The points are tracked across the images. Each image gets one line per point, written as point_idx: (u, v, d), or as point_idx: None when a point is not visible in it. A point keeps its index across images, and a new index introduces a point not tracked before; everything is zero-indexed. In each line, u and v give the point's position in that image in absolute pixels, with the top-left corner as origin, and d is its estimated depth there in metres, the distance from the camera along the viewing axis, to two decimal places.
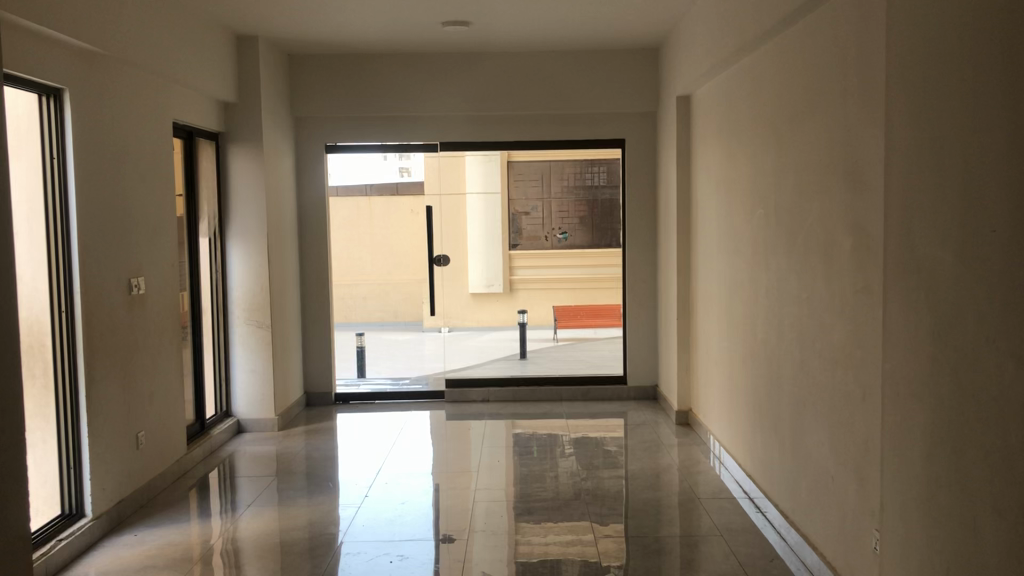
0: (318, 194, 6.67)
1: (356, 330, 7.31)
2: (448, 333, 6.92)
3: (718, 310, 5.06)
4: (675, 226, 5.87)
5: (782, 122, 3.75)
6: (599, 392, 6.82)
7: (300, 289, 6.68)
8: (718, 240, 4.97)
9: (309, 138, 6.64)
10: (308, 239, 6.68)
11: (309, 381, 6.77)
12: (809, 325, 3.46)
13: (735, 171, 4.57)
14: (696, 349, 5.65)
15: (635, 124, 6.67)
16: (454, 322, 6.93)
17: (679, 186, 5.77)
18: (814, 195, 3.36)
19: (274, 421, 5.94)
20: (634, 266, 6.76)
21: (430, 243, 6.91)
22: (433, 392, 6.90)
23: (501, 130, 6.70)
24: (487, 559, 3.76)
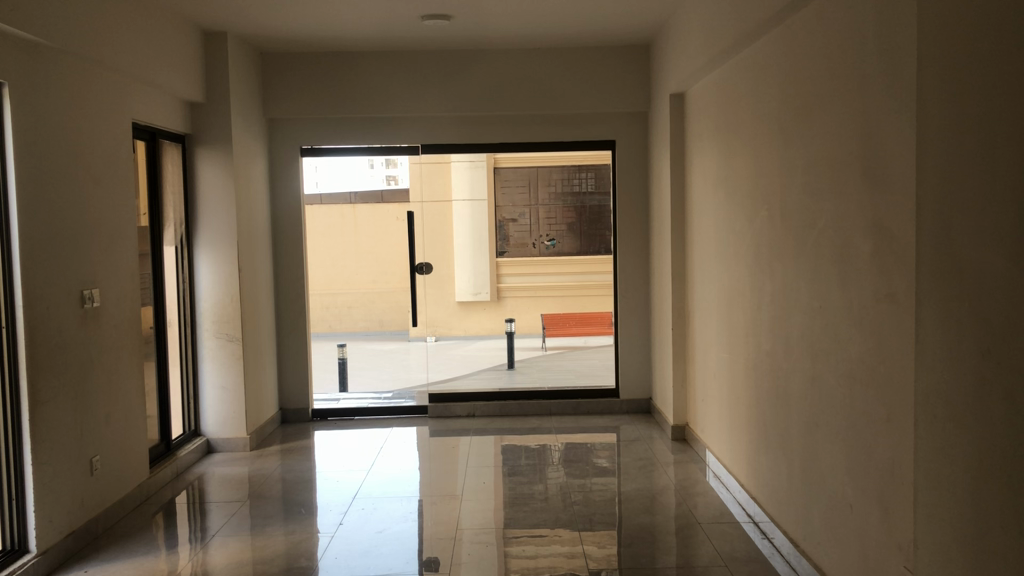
0: (293, 200, 6.35)
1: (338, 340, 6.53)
2: (434, 343, 6.58)
3: (716, 319, 4.76)
4: (669, 232, 5.58)
5: (788, 116, 3.46)
6: (590, 405, 6.52)
7: (274, 300, 6.35)
8: (717, 245, 4.67)
9: (284, 141, 6.33)
10: (283, 246, 6.36)
11: (285, 397, 6.44)
12: (822, 337, 3.16)
13: (735, 171, 4.27)
14: (692, 361, 5.35)
15: (625, 125, 6.38)
16: (439, 330, 6.59)
17: (673, 188, 5.48)
18: (827, 194, 3.06)
19: (246, 440, 5.60)
20: (626, 274, 6.47)
21: (412, 251, 6.55)
22: (417, 408, 6.58)
23: (486, 132, 6.39)
24: None
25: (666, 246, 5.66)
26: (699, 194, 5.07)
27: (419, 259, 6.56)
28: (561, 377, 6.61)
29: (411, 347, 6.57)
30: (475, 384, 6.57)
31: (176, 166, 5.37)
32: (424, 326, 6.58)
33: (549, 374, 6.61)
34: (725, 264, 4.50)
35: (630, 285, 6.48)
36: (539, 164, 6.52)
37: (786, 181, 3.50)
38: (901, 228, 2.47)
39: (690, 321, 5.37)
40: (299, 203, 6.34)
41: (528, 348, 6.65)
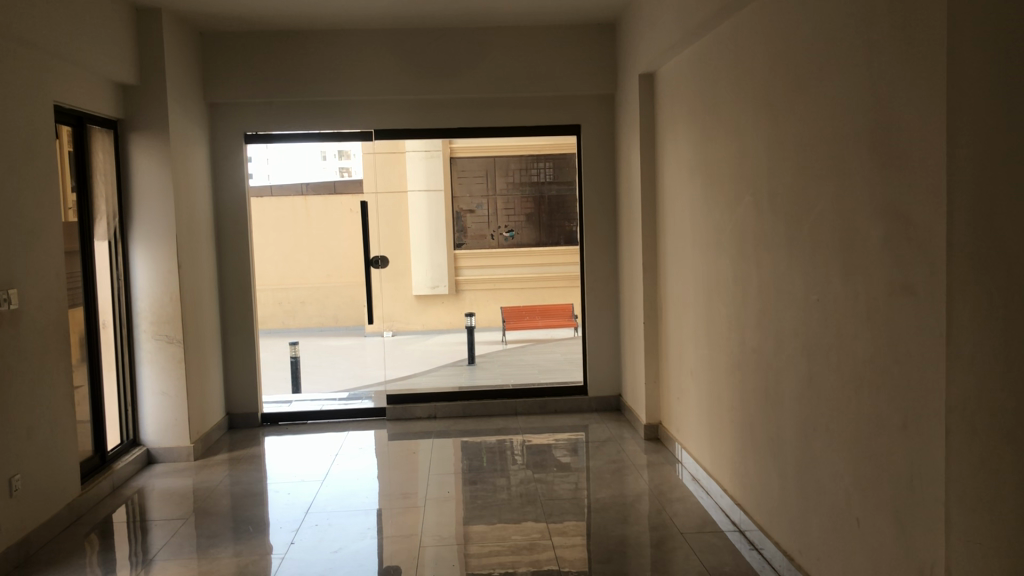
0: (237, 190, 5.94)
1: (293, 338, 6.43)
2: (392, 338, 6.22)
3: (692, 312, 4.48)
4: (639, 220, 5.28)
5: (779, 90, 3.16)
6: (556, 404, 6.20)
7: (219, 297, 5.94)
8: (692, 233, 4.38)
9: (227, 127, 5.91)
10: (227, 240, 5.95)
11: (232, 400, 6.03)
12: (823, 332, 2.87)
13: (715, 152, 3.97)
14: (666, 357, 5.06)
15: (591, 109, 6.08)
16: (397, 325, 6.24)
17: (643, 174, 5.18)
18: (827, 174, 2.77)
19: (189, 449, 5.20)
20: (592, 265, 6.16)
21: (367, 242, 6.17)
22: (374, 410, 6.21)
23: (443, 117, 6.04)
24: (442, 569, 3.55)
25: (636, 236, 5.37)
26: (671, 180, 4.78)
27: (374, 252, 6.18)
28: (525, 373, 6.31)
29: (367, 343, 6.28)
30: (435, 384, 6.23)
31: (107, 154, 4.93)
32: (380, 321, 6.24)
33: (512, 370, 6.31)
34: (703, 254, 4.21)
35: (597, 276, 6.17)
36: (495, 154, 6.23)
37: (776, 162, 3.20)
38: (924, 210, 2.18)
39: (663, 314, 5.08)
40: (244, 194, 5.94)
41: (488, 342, 6.37)
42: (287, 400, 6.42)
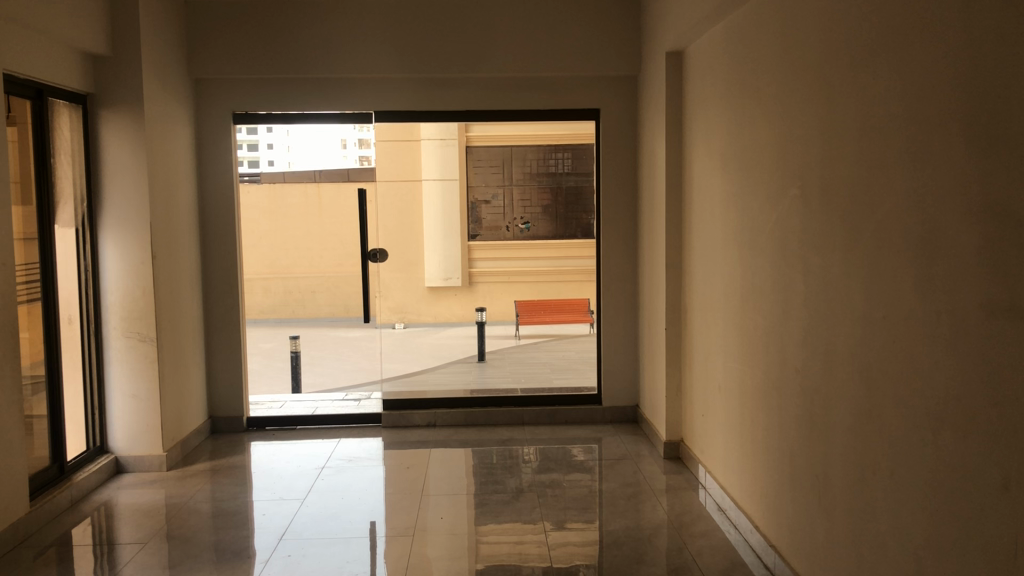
0: (225, 174, 5.46)
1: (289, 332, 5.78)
2: (403, 329, 5.69)
3: (721, 320, 3.97)
4: (662, 216, 4.75)
5: (841, 62, 2.62)
6: (567, 413, 5.69)
7: (203, 290, 5.47)
8: (725, 231, 3.87)
9: (214, 106, 5.44)
10: (212, 228, 5.48)
11: (215, 402, 5.56)
12: (889, 357, 2.35)
13: (755, 139, 3.44)
14: (690, 369, 4.54)
15: (612, 92, 5.54)
16: (408, 316, 5.69)
17: (669, 164, 4.65)
18: (904, 164, 2.24)
19: (162, 457, 4.73)
20: (609, 263, 5.63)
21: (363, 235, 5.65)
22: (370, 415, 5.71)
23: (450, 98, 5.53)
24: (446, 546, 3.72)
25: (659, 233, 4.84)
26: (701, 171, 4.25)
27: (372, 245, 5.67)
28: (537, 373, 5.80)
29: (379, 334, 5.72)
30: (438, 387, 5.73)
31: (74, 131, 4.46)
32: (390, 312, 5.69)
33: (523, 371, 5.81)
34: (736, 256, 3.69)
35: (613, 275, 5.66)
36: (514, 142, 5.64)
37: (836, 148, 2.67)
38: None
39: (688, 322, 4.55)
40: (231, 178, 5.46)
41: (502, 339, 5.77)
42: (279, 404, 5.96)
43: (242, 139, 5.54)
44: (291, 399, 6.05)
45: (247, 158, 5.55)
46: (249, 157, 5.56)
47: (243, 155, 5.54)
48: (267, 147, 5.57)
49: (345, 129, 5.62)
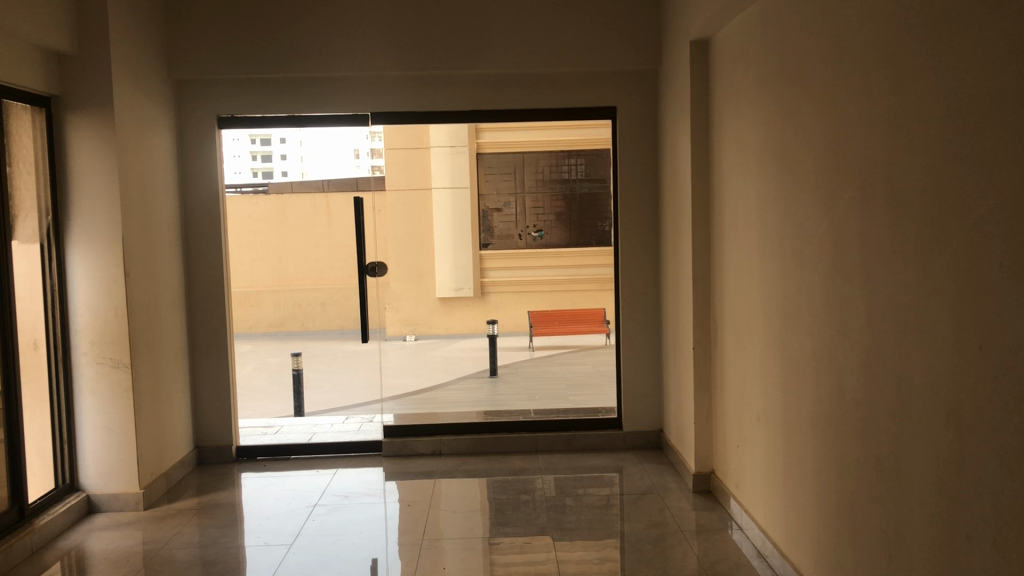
0: (211, 183, 5.03)
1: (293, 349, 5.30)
2: (415, 341, 5.62)
3: (760, 340, 3.50)
4: (688, 224, 4.29)
5: (918, 34, 2.15)
6: (584, 440, 5.14)
7: (187, 309, 5.04)
8: (763, 238, 3.40)
9: (198, 109, 5.02)
10: (198, 241, 5.05)
11: (202, 431, 5.12)
12: (993, 399, 1.88)
13: (801, 133, 2.96)
14: (722, 393, 4.07)
15: (629, 88, 5.08)
16: (420, 328, 5.63)
17: (695, 165, 4.19)
18: (1013, 153, 1.77)
19: (138, 495, 4.29)
20: (630, 276, 5.09)
21: (362, 249, 5.27)
22: (369, 444, 5.23)
23: (453, 97, 5.08)
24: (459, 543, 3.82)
25: (684, 243, 4.38)
26: (734, 174, 3.78)
27: (370, 259, 5.30)
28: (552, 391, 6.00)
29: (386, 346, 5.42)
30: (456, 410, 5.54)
31: (36, 137, 4.04)
32: (400, 324, 5.50)
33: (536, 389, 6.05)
34: (779, 270, 3.22)
35: (635, 289, 5.10)
36: (524, 149, 5.89)
37: (911, 141, 2.20)
38: None
39: (719, 341, 4.09)
40: (217, 188, 5.04)
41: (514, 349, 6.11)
42: (275, 431, 5.54)
43: (252, 150, 5.13)
44: (291, 424, 5.66)
45: (260, 170, 5.13)
46: (261, 169, 5.14)
47: (254, 166, 5.12)
48: (281, 158, 5.15)
49: (358, 140, 5.20)
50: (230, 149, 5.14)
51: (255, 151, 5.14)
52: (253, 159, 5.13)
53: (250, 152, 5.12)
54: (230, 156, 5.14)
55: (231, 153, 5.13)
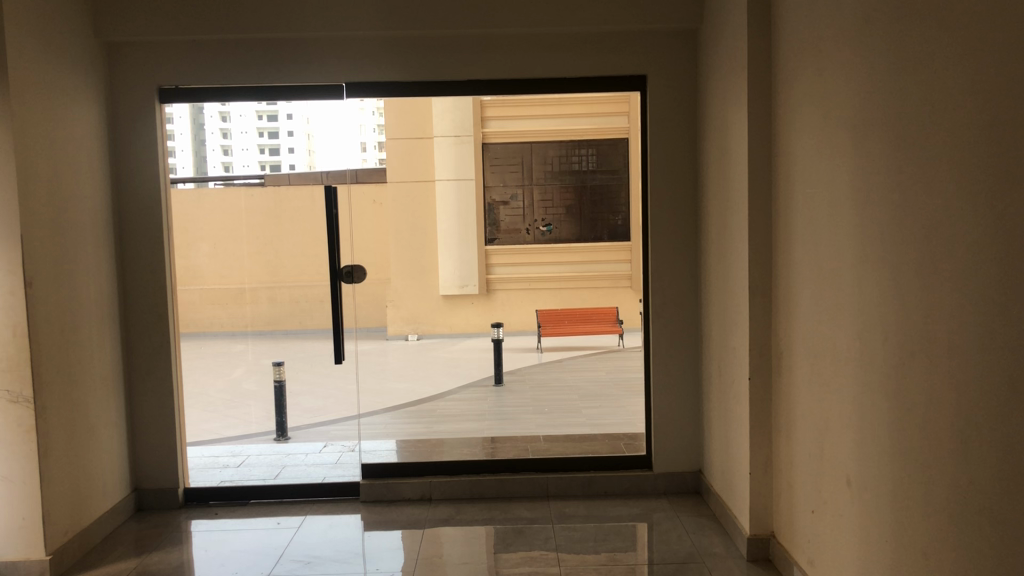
0: (151, 168, 4.13)
1: (274, 358, 4.45)
2: (417, 340, 5.07)
3: (857, 377, 2.57)
4: (742, 219, 3.37)
5: None
6: (607, 483, 4.22)
7: (122, 322, 4.14)
8: (867, 239, 2.47)
9: (135, 78, 4.11)
10: (135, 239, 4.15)
11: (141, 470, 4.22)
12: None
13: (944, 87, 2.03)
14: (791, 438, 3.15)
15: (662, 52, 4.14)
16: (423, 327, 5.13)
17: (753, 144, 3.27)
18: None
19: (42, 563, 3.37)
20: (663, 282, 4.15)
21: (333, 250, 4.36)
22: (345, 486, 4.32)
23: (448, 63, 4.16)
24: (462, 557, 3.53)
25: (736, 246, 3.47)
26: (816, 154, 2.85)
27: (345, 261, 4.38)
28: None
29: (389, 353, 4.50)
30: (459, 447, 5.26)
31: None
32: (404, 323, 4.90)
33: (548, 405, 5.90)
34: (899, 286, 2.29)
35: (668, 298, 4.16)
36: (531, 139, 5.12)
37: None
38: None
39: (787, 371, 3.17)
40: (159, 174, 4.14)
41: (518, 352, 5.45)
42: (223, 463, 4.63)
43: (260, 144, 4.30)
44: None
45: (267, 162, 4.30)
46: (268, 163, 4.31)
47: (262, 160, 4.30)
48: (290, 152, 4.31)
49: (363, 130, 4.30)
50: (237, 140, 4.29)
51: (263, 144, 4.30)
52: (261, 152, 4.30)
53: (258, 145, 4.29)
54: (239, 148, 4.29)
55: (238, 145, 4.29)
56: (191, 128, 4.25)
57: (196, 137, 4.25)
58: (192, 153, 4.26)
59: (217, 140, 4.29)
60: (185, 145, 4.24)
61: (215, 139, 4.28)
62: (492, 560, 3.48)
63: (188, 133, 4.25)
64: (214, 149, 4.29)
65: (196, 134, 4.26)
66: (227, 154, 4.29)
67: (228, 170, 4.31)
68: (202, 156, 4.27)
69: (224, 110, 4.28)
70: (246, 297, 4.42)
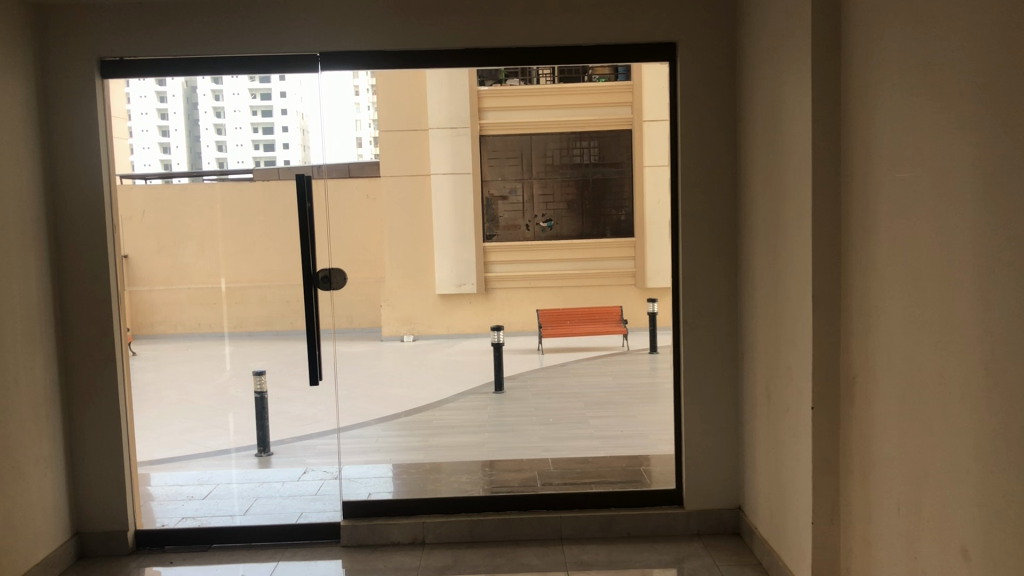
0: (91, 153, 3.50)
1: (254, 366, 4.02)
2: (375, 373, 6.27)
3: (984, 416, 1.94)
4: (802, 214, 2.76)
5: None
6: (631, 523, 3.60)
7: (59, 336, 3.51)
8: (1006, 233, 1.85)
9: (69, 47, 3.48)
10: (73, 238, 3.52)
11: (84, 510, 3.59)
12: None
13: None
14: (871, 484, 2.53)
15: (692, 17, 3.51)
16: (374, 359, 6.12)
17: (819, 121, 2.65)
18: None
19: None
20: (696, 290, 3.53)
21: (304, 250, 3.70)
22: (323, 527, 3.69)
23: (441, 29, 3.54)
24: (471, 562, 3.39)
25: (794, 246, 2.85)
26: (913, 132, 2.24)
27: (320, 263, 3.74)
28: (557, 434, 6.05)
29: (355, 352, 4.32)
30: (454, 474, 4.63)
31: None
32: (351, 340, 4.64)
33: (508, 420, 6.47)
34: None
35: (702, 308, 3.54)
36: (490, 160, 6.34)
37: None
38: None
39: (865, 400, 2.55)
40: (101, 161, 3.51)
41: None
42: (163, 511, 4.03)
43: (254, 138, 4.01)
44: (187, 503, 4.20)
45: (261, 158, 3.99)
46: (262, 157, 4.02)
47: (256, 157, 4.01)
48: (284, 148, 4.00)
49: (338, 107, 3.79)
50: (231, 135, 4.01)
51: (257, 139, 4.00)
52: (255, 148, 4.02)
53: (251, 142, 4.01)
54: (232, 144, 4.02)
55: (231, 140, 4.02)
56: (185, 125, 3.97)
57: (191, 132, 3.98)
58: (187, 149, 3.99)
59: (211, 136, 4.00)
60: (180, 140, 3.99)
61: (209, 134, 4.00)
62: (491, 560, 3.41)
63: (182, 128, 3.97)
64: (209, 145, 4.00)
65: (190, 129, 3.98)
66: (221, 150, 4.00)
67: (221, 166, 3.98)
68: (195, 151, 3.99)
69: (218, 105, 3.91)
70: (223, 299, 4.03)
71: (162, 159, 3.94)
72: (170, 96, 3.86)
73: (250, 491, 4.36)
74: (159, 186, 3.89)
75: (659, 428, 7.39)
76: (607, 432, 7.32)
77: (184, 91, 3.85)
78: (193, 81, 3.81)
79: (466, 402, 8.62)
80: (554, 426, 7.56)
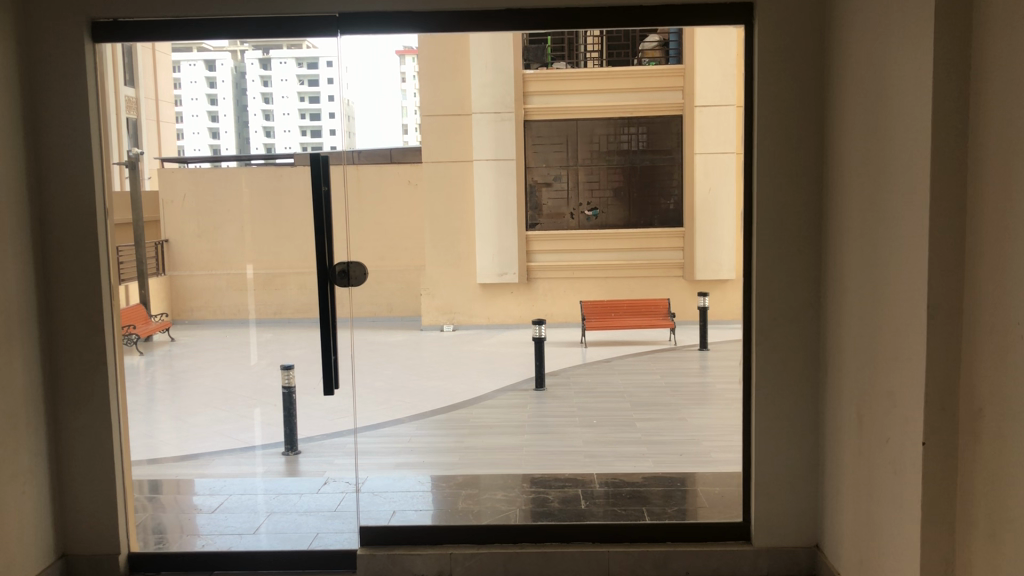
0: (80, 128, 3.09)
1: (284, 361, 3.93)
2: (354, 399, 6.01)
3: None
4: (916, 204, 2.24)
5: None
6: (691, 561, 3.12)
7: (42, 334, 3.12)
8: None
9: (53, 7, 3.07)
10: (58, 223, 3.11)
11: (72, 530, 3.20)
12: None
13: None
14: (1004, 544, 2.02)
15: None
16: None
17: (944, 88, 2.13)
18: None
19: None
20: (772, 293, 3.03)
21: (318, 241, 3.27)
22: (338, 554, 3.27)
23: None
24: None
25: (903, 244, 2.33)
26: None
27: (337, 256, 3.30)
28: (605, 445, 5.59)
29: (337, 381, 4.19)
30: (491, 489, 4.18)
31: None
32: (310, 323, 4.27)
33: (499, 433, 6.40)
34: None
35: (778, 313, 3.03)
36: None
37: None
38: None
39: (999, 439, 2.04)
40: (91, 137, 3.10)
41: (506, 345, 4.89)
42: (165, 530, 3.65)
43: (302, 126, 3.58)
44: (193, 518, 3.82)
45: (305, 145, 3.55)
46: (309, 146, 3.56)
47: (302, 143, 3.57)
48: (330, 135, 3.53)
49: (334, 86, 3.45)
50: (279, 121, 3.61)
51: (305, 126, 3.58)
52: (302, 135, 3.58)
53: (300, 127, 3.58)
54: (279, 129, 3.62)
55: (279, 126, 3.61)
56: (235, 109, 3.70)
57: (239, 118, 3.70)
58: (236, 134, 3.70)
59: (259, 121, 3.68)
60: (229, 125, 3.70)
61: (258, 120, 3.68)
62: None
63: (232, 113, 3.70)
64: (257, 130, 3.69)
65: (240, 115, 3.70)
66: (269, 135, 3.65)
67: (270, 151, 3.66)
68: (244, 137, 3.70)
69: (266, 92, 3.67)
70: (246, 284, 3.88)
71: (211, 145, 3.69)
72: (221, 83, 3.63)
73: (266, 504, 4.03)
74: (209, 173, 3.91)
75: (711, 434, 6.86)
76: (655, 437, 6.80)
77: (235, 77, 3.61)
78: (240, 64, 3.53)
79: (506, 399, 8.19)
80: (599, 428, 7.09)
